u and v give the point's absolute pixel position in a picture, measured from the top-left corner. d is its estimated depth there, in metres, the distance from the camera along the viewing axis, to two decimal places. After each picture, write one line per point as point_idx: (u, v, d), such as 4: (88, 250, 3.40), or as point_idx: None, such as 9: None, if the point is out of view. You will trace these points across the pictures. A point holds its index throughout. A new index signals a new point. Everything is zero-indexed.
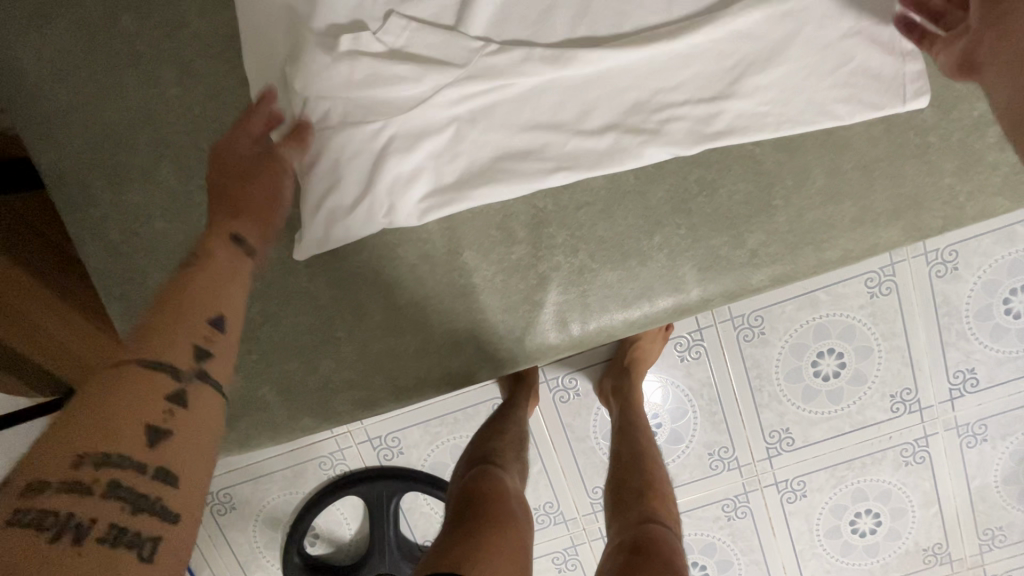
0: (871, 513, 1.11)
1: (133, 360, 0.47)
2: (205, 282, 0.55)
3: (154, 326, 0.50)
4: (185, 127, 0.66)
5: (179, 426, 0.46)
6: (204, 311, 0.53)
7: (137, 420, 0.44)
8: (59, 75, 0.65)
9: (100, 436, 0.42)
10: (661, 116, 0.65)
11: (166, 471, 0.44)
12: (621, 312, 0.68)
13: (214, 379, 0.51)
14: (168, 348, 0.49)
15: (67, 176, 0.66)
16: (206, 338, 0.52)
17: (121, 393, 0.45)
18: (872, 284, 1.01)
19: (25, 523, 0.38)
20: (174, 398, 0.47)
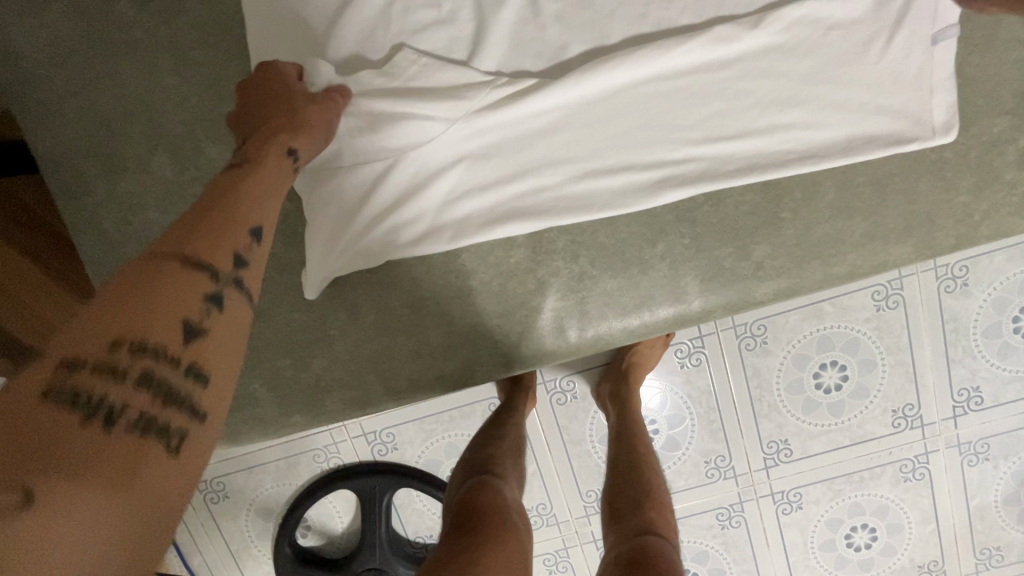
0: (867, 528, 1.10)
1: (175, 252, 0.45)
2: (250, 185, 0.53)
3: (196, 224, 0.48)
4: (181, 117, 0.64)
5: (214, 330, 0.45)
6: (247, 216, 0.51)
7: (172, 318, 0.43)
8: (56, 61, 0.63)
9: (134, 325, 0.41)
10: (680, 154, 0.63)
11: (198, 369, 0.43)
12: (619, 320, 0.67)
13: (248, 290, 0.49)
14: (211, 248, 0.47)
15: (62, 164, 0.65)
16: (246, 248, 0.50)
17: (157, 286, 0.43)
18: (879, 297, 0.99)
19: (61, 400, 0.37)
20: (211, 300, 0.46)
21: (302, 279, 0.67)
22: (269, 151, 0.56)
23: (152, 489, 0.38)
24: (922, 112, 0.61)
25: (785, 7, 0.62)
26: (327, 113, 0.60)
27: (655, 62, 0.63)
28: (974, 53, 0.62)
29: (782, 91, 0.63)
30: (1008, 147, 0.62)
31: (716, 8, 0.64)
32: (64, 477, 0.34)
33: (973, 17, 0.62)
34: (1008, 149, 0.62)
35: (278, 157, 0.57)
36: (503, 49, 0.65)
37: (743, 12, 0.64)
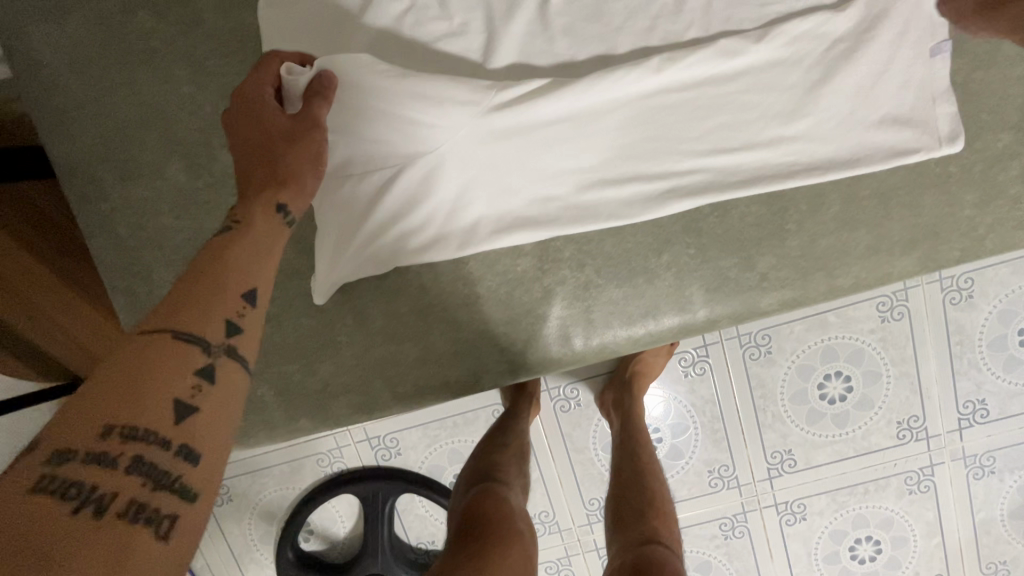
0: (872, 540, 1.09)
1: (166, 329, 0.43)
2: (240, 249, 0.51)
3: (184, 292, 0.46)
4: (196, 125, 0.66)
5: (206, 406, 0.42)
6: (240, 281, 0.49)
7: (162, 396, 0.40)
8: (74, 69, 0.65)
9: (123, 408, 0.38)
10: (687, 164, 0.64)
11: (190, 448, 0.40)
12: (625, 329, 0.67)
13: (243, 358, 0.46)
14: (200, 320, 0.45)
15: (78, 170, 0.66)
16: (238, 314, 0.47)
17: (147, 364, 0.41)
18: (884, 308, 0.99)
19: (45, 492, 0.34)
20: (203, 374, 0.43)
21: (312, 283, 0.67)
22: (259, 211, 0.55)
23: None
24: (928, 123, 0.62)
25: (790, 21, 0.63)
26: (309, 153, 0.59)
27: (663, 73, 0.63)
28: (979, 68, 0.63)
29: (787, 104, 0.64)
30: (1012, 162, 0.63)
31: (725, 21, 0.65)
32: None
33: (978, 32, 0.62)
34: (1012, 163, 0.63)
35: (269, 216, 0.56)
36: (512, 60, 0.65)
37: (752, 25, 0.64)
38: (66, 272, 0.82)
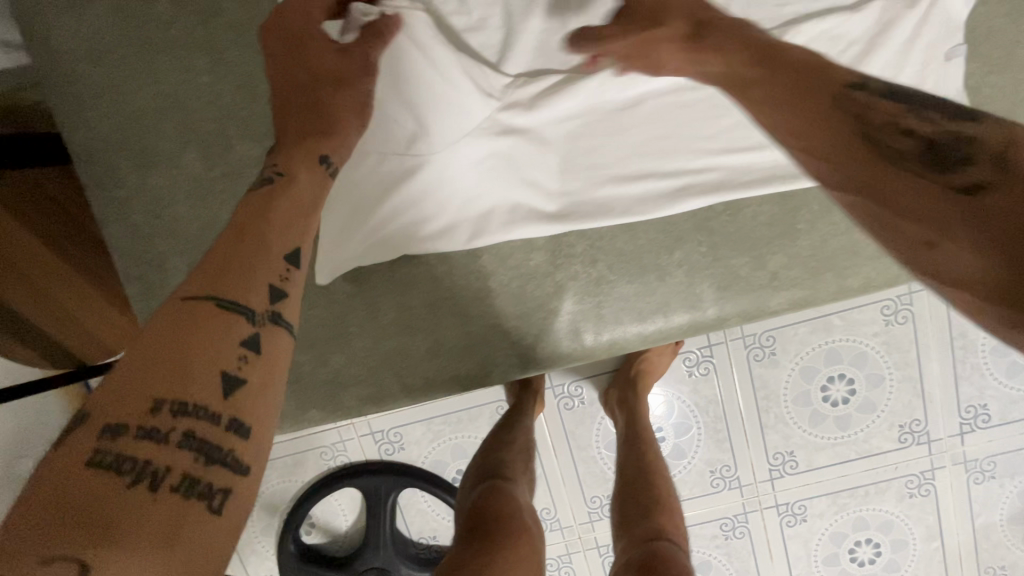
0: (871, 543, 1.09)
1: (210, 298, 0.44)
2: (284, 206, 0.52)
3: (228, 256, 0.47)
4: (213, 114, 0.66)
5: (252, 376, 0.43)
6: (284, 241, 0.50)
7: (210, 368, 0.41)
8: (92, 57, 0.65)
9: (173, 384, 0.40)
10: (700, 163, 0.65)
11: (239, 422, 0.41)
12: (635, 325, 0.68)
13: (288, 324, 0.47)
14: (244, 287, 0.45)
15: (93, 158, 0.66)
16: (281, 279, 0.48)
17: (193, 336, 0.42)
18: (888, 311, 1.00)
19: (105, 466, 0.36)
20: (248, 344, 0.44)
21: (315, 263, 0.68)
22: (302, 161, 0.56)
23: (197, 552, 0.37)
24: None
25: (807, 23, 0.63)
26: (353, 102, 0.59)
27: None
28: (993, 72, 0.63)
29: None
30: None
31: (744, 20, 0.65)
32: (110, 548, 0.34)
33: (992, 37, 0.63)
34: None
35: (312, 167, 0.56)
36: (529, 56, 0.66)
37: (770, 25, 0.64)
38: (96, 275, 0.84)
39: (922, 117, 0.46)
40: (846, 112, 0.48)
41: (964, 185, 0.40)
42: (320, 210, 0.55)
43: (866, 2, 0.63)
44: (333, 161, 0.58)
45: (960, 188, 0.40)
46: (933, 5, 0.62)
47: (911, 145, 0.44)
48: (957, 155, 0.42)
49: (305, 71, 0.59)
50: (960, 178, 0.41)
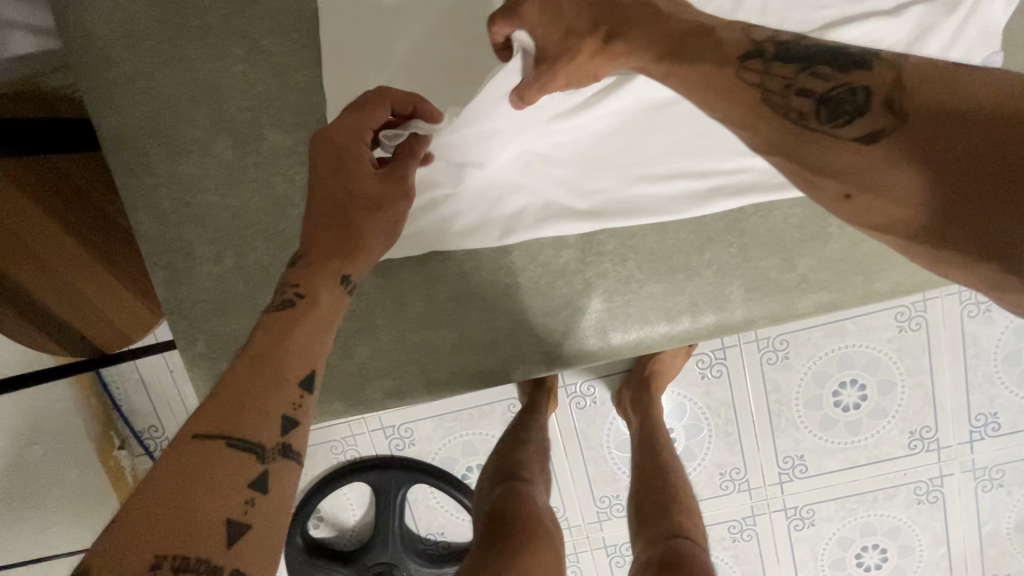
0: (878, 548, 1.10)
1: (220, 435, 0.42)
2: (301, 332, 0.51)
3: (244, 389, 0.45)
4: (247, 103, 0.66)
5: (257, 521, 0.41)
6: (296, 366, 0.48)
7: (217, 515, 0.39)
8: (128, 42, 0.64)
9: (175, 538, 0.37)
10: (735, 164, 0.65)
11: (242, 574, 0.39)
12: (661, 324, 0.68)
13: (297, 457, 0.45)
14: (256, 423, 0.44)
15: (124, 144, 0.66)
16: (294, 407, 0.47)
17: (201, 479, 0.40)
18: (903, 318, 1.00)
19: None
20: (255, 485, 0.42)
21: None
22: (325, 281, 0.55)
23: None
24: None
25: (845, 27, 0.63)
26: (385, 226, 0.59)
27: None
28: None
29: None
30: None
31: (780, 22, 0.65)
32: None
33: None
34: None
35: (332, 284, 0.55)
36: None
37: (806, 28, 0.64)
38: (131, 275, 0.86)
39: (812, 70, 0.46)
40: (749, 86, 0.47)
41: (862, 136, 0.42)
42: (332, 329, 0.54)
43: (905, 7, 0.63)
44: (353, 278, 0.57)
45: (864, 139, 0.42)
46: (972, 13, 0.62)
47: (807, 106, 0.45)
48: (852, 106, 0.43)
49: (339, 191, 0.56)
50: (861, 129, 0.42)
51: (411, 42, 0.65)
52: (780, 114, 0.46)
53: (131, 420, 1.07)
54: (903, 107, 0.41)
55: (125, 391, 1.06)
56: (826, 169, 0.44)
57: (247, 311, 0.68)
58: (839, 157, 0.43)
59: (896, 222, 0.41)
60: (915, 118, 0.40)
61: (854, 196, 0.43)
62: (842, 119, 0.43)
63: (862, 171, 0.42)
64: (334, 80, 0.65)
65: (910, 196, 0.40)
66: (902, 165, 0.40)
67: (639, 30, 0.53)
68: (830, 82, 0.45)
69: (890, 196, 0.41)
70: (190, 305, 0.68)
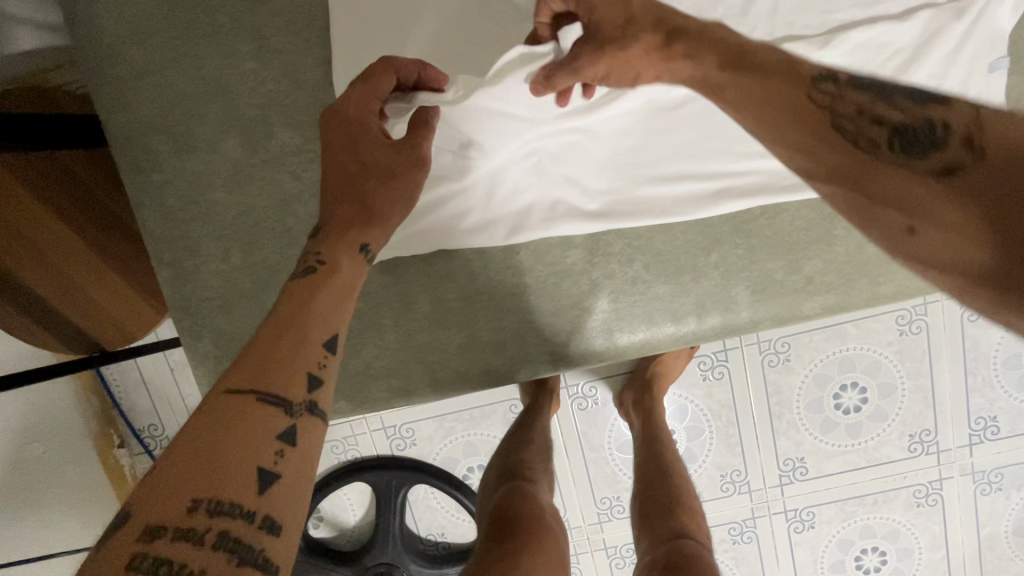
0: (877, 551, 1.10)
1: (251, 388, 0.42)
2: (326, 293, 0.49)
3: (271, 348, 0.44)
4: (256, 101, 0.66)
5: (288, 471, 0.41)
6: (323, 325, 0.48)
7: (248, 464, 0.39)
8: (137, 39, 0.64)
9: (209, 483, 0.37)
10: (741, 168, 0.66)
11: (273, 521, 0.39)
12: (667, 325, 0.68)
13: (324, 413, 0.45)
14: (284, 376, 0.43)
15: (131, 140, 0.65)
16: (320, 365, 0.46)
17: (233, 431, 0.40)
18: (903, 321, 1.01)
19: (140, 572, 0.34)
20: (286, 436, 0.42)
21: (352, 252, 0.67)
22: (344, 252, 0.52)
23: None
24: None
25: (853, 30, 0.64)
26: (404, 192, 0.56)
27: None
28: None
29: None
30: None
31: (788, 26, 0.65)
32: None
33: None
34: None
35: (350, 258, 0.53)
36: None
37: (813, 32, 0.65)
38: (132, 272, 0.85)
39: (890, 102, 0.44)
40: (816, 107, 0.46)
41: (936, 170, 0.39)
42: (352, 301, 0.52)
43: (911, 13, 0.64)
44: (372, 249, 0.55)
45: (932, 173, 0.39)
46: (978, 18, 0.63)
47: (879, 135, 0.43)
48: (925, 140, 0.40)
49: (351, 156, 0.55)
50: (932, 163, 0.39)
51: (422, 42, 0.65)
52: (848, 142, 0.44)
53: (131, 417, 1.05)
54: (982, 143, 0.37)
55: (125, 389, 1.04)
56: (890, 202, 0.41)
57: (253, 309, 0.68)
58: (903, 191, 0.40)
59: (961, 262, 0.37)
60: (994, 156, 0.36)
61: (917, 230, 0.39)
62: (915, 152, 0.40)
63: (927, 206, 0.39)
64: (344, 78, 0.65)
65: (977, 238, 0.36)
66: (972, 203, 0.36)
67: (699, 39, 0.52)
68: (908, 115, 0.42)
69: (956, 233, 0.37)
70: (196, 302, 0.68)
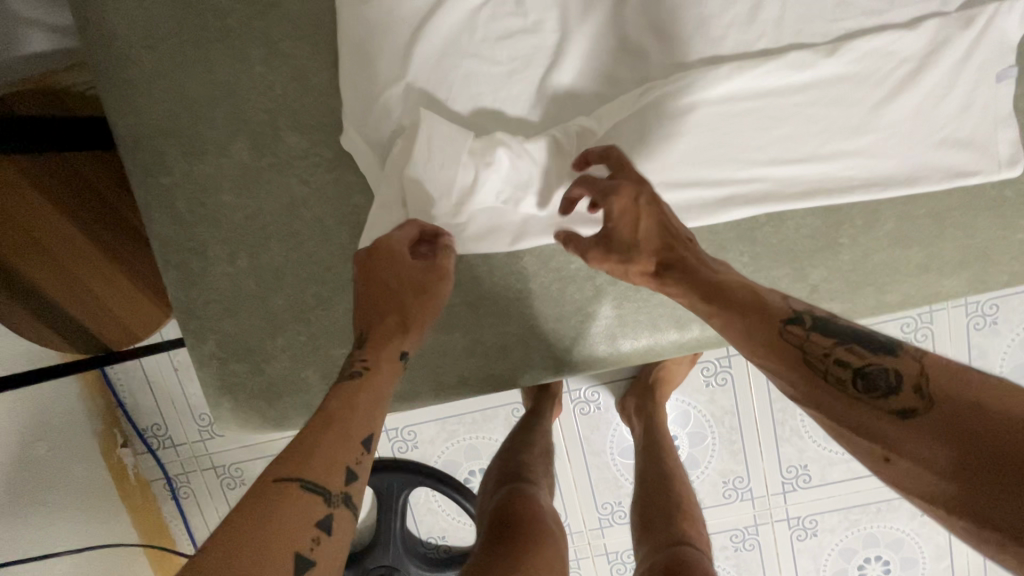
0: (881, 560, 1.09)
1: (297, 479, 0.46)
2: (365, 395, 0.55)
3: (319, 441, 0.49)
4: (265, 104, 0.66)
5: (322, 561, 0.44)
6: (363, 425, 0.52)
7: (286, 551, 0.43)
8: (146, 41, 0.65)
9: (255, 566, 0.40)
10: (749, 173, 0.66)
11: None
12: (671, 331, 0.69)
13: (355, 506, 0.49)
14: (327, 470, 0.48)
15: (141, 143, 0.66)
16: (357, 460, 0.50)
17: (278, 520, 0.43)
18: (908, 329, 0.94)
19: None
20: (321, 525, 0.45)
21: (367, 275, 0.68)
22: (387, 359, 0.59)
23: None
24: (988, 147, 0.64)
25: (861, 39, 0.64)
26: (430, 311, 0.63)
27: (731, 83, 0.64)
28: None
29: (850, 120, 0.65)
30: None
31: (797, 33, 0.65)
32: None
33: None
34: None
35: (393, 362, 0.59)
36: (581, 65, 0.67)
37: (820, 41, 0.65)
38: (139, 272, 0.86)
39: (849, 345, 0.49)
40: (783, 344, 0.51)
41: (898, 411, 0.43)
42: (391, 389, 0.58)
43: (920, 21, 0.64)
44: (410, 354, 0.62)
45: (895, 415, 0.43)
46: (987, 27, 0.63)
47: (844, 376, 0.47)
48: (884, 385, 0.45)
49: (382, 280, 0.61)
50: (891, 404, 0.44)
51: (431, 49, 0.66)
52: (817, 375, 0.48)
53: (135, 417, 1.07)
54: (930, 393, 0.43)
55: (129, 388, 1.06)
56: (859, 435, 0.45)
57: (259, 312, 0.69)
58: (869, 428, 0.44)
59: (933, 501, 0.40)
60: (943, 407, 0.41)
61: (892, 460, 0.43)
62: (877, 393, 0.45)
63: (895, 439, 0.42)
64: (353, 83, 0.66)
65: (946, 482, 0.39)
66: (932, 445, 0.40)
67: (686, 275, 0.58)
68: (865, 358, 0.47)
69: (925, 470, 0.40)
70: (202, 305, 0.68)
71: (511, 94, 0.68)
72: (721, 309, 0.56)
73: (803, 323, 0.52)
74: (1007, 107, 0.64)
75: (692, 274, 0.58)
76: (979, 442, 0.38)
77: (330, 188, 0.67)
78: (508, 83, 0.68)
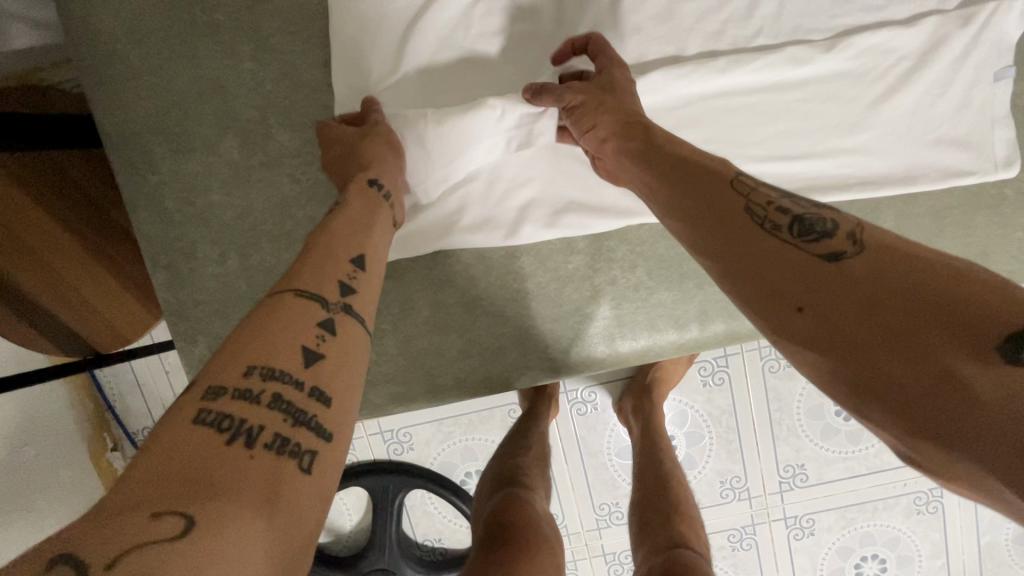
0: (877, 559, 1.09)
1: (291, 289, 0.47)
2: (343, 222, 0.55)
3: (311, 257, 0.50)
4: (254, 102, 0.65)
5: (331, 351, 0.45)
6: (348, 245, 0.53)
7: (293, 342, 0.43)
8: (130, 35, 0.63)
9: (262, 353, 0.41)
10: (744, 170, 0.65)
11: (321, 390, 0.42)
12: (670, 332, 0.68)
13: (358, 314, 0.49)
14: (319, 280, 0.48)
15: (126, 139, 0.64)
16: (349, 276, 0.51)
17: (277, 317, 0.44)
18: None
19: (206, 423, 0.37)
20: (324, 325, 0.46)
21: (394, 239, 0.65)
22: (354, 190, 0.58)
23: (290, 510, 0.36)
24: (986, 146, 0.63)
25: (858, 35, 0.63)
26: (388, 139, 0.61)
27: (728, 79, 0.63)
28: None
29: (847, 117, 0.65)
30: None
31: (794, 30, 0.64)
32: (214, 499, 0.33)
33: None
34: None
35: (364, 191, 0.58)
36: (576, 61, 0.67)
37: (818, 38, 0.64)
38: (127, 273, 0.84)
39: (795, 200, 0.47)
40: (726, 190, 0.48)
41: (824, 255, 0.41)
42: (382, 222, 0.58)
43: (918, 19, 0.63)
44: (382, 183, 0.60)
45: (825, 257, 0.41)
46: (985, 25, 0.62)
47: (781, 222, 0.45)
48: (818, 229, 0.43)
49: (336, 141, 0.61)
50: (820, 249, 0.42)
51: (423, 44, 0.65)
52: (755, 223, 0.46)
53: (125, 420, 1.06)
54: (862, 241, 0.41)
55: (118, 391, 1.05)
56: (785, 278, 0.42)
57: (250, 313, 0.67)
58: (796, 273, 0.42)
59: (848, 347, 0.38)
60: (873, 251, 0.40)
61: (804, 306, 0.40)
62: (808, 238, 0.43)
63: (816, 283, 0.40)
64: (345, 79, 0.65)
65: (860, 326, 0.37)
66: (859, 289, 0.38)
67: (647, 152, 0.55)
68: (806, 210, 0.45)
69: (844, 317, 0.38)
70: (192, 307, 0.67)
71: (505, 89, 0.66)
72: (679, 158, 0.53)
73: (753, 178, 0.49)
74: (1004, 108, 0.63)
75: (631, 131, 0.57)
76: (904, 284, 0.37)
77: (322, 187, 0.66)
78: (502, 79, 0.67)
